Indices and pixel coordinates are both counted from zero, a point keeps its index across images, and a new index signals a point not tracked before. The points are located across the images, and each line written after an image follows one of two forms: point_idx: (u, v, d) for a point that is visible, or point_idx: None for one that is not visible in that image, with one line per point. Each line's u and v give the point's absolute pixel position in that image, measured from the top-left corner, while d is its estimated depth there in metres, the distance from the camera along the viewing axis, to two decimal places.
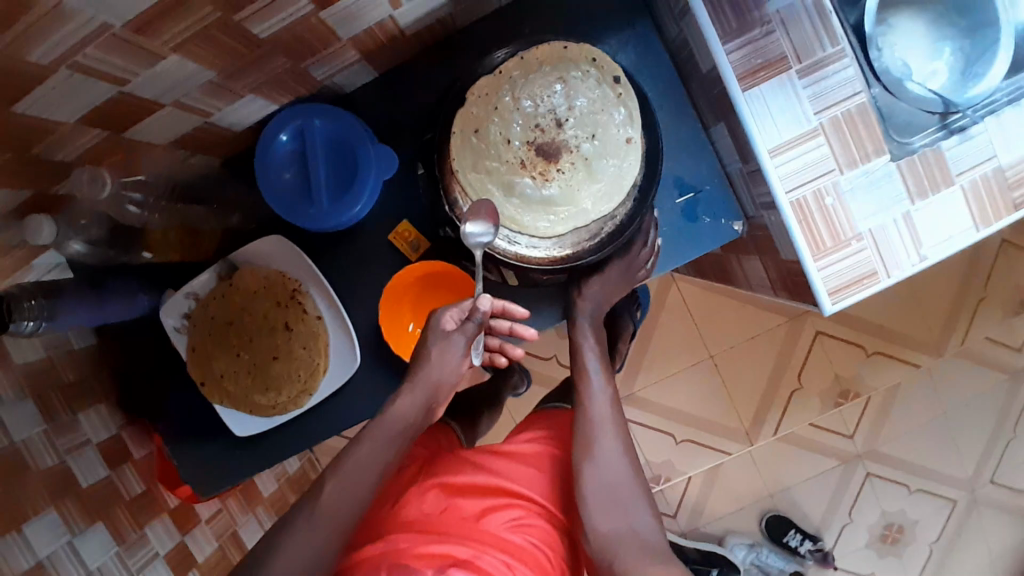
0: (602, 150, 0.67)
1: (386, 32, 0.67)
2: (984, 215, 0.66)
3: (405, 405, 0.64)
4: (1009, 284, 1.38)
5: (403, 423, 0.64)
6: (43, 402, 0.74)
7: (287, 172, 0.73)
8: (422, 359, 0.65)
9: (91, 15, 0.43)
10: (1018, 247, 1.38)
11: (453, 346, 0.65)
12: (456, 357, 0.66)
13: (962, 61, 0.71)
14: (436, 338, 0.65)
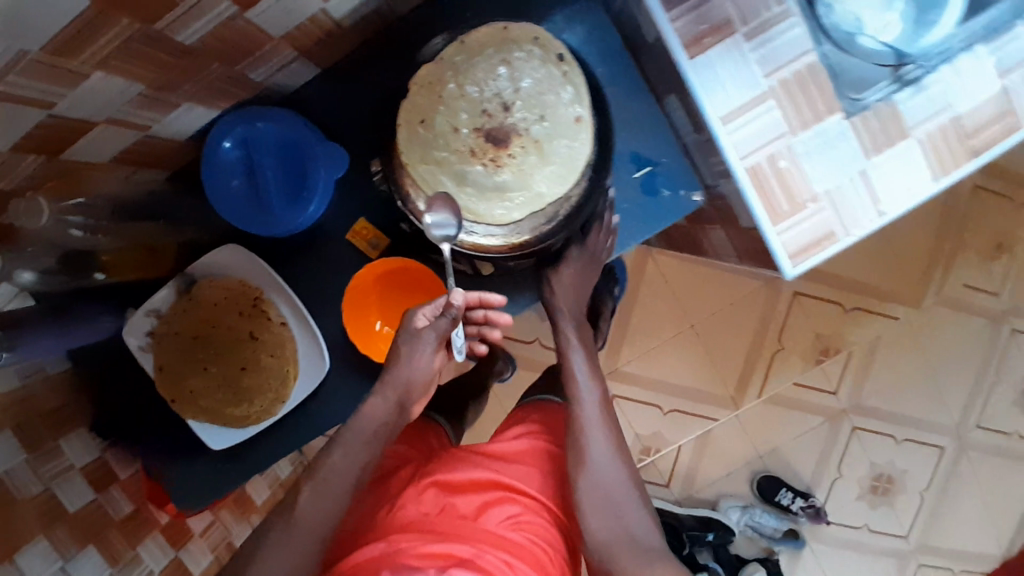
0: (553, 131, 0.66)
1: (321, 27, 0.64)
2: (942, 166, 0.65)
3: (376, 405, 0.64)
4: (982, 229, 1.39)
5: (376, 422, 0.64)
6: (25, 432, 0.73)
7: (235, 179, 0.71)
8: (394, 359, 0.64)
9: (1, 41, 0.41)
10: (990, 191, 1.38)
11: (424, 343, 0.63)
12: (429, 354, 0.63)
13: (917, 6, 0.67)
14: (408, 336, 0.63)
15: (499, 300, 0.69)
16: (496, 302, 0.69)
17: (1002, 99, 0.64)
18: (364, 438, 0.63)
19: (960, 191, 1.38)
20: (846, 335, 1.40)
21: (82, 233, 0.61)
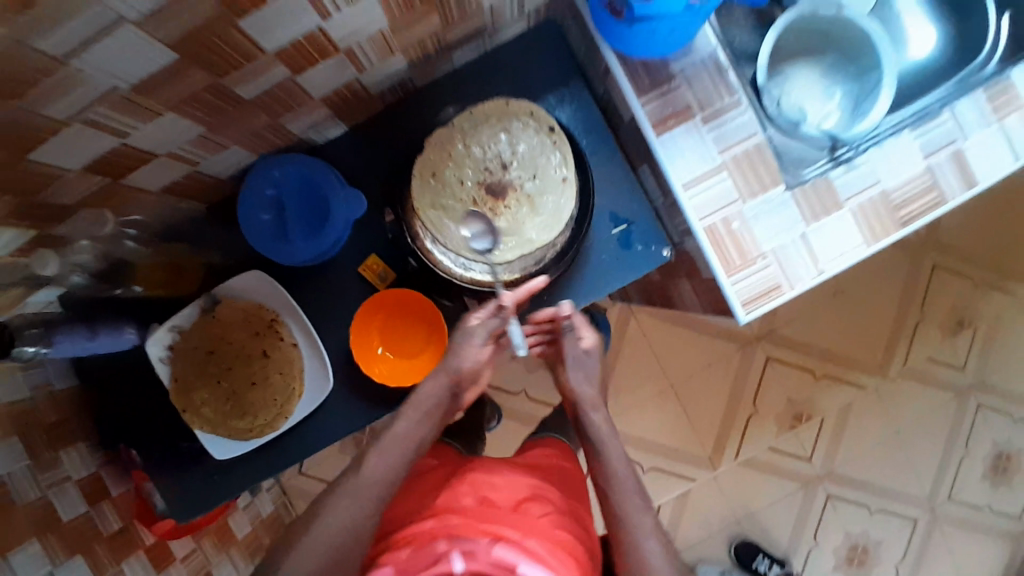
0: (543, 188, 0.78)
1: (353, 92, 0.78)
2: (874, 232, 0.77)
3: (431, 387, 0.75)
4: (945, 305, 1.48)
5: (432, 400, 0.75)
6: (27, 441, 0.79)
7: (265, 214, 0.81)
8: (450, 350, 0.76)
9: (101, 81, 0.52)
10: (952, 271, 1.47)
11: (474, 336, 0.75)
12: (478, 347, 0.75)
13: (851, 101, 0.83)
14: (463, 332, 0.75)
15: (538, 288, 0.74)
16: (540, 287, 0.74)
17: (924, 176, 0.77)
18: (422, 412, 0.75)
19: (921, 266, 1.47)
20: (818, 402, 1.47)
21: (134, 245, 0.74)
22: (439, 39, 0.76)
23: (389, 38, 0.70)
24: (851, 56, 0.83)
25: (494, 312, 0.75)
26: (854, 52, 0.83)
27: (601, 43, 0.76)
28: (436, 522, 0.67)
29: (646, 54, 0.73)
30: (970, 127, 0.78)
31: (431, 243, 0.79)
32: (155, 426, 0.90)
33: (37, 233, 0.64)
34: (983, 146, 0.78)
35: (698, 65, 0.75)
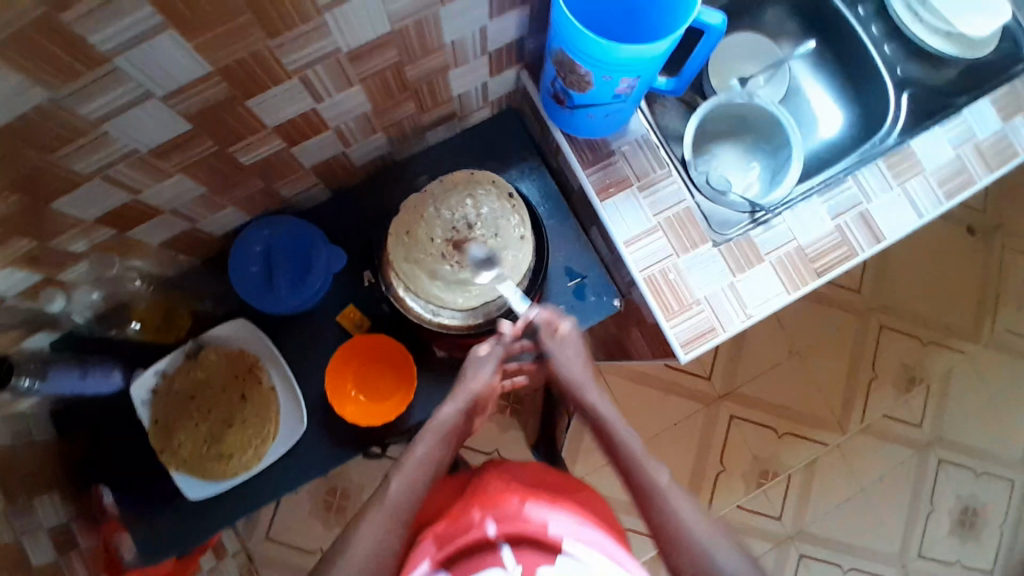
0: (503, 244, 0.88)
1: (339, 162, 0.89)
2: (793, 281, 0.88)
3: (446, 411, 0.75)
4: (895, 364, 1.56)
5: (446, 426, 0.74)
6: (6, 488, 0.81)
7: (254, 267, 0.90)
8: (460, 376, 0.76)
9: (123, 143, 0.63)
10: (898, 330, 1.57)
11: (486, 363, 0.76)
12: (491, 372, 0.76)
13: (769, 172, 0.98)
14: (472, 359, 0.77)
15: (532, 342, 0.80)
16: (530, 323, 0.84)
17: (836, 235, 0.90)
18: (437, 436, 0.73)
19: (869, 328, 1.57)
20: (782, 459, 1.52)
21: (140, 287, 0.85)
22: (415, 121, 0.89)
23: (371, 119, 0.83)
24: (763, 137, 0.99)
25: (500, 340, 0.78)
26: (765, 135, 0.98)
27: (552, 125, 0.90)
28: (464, 505, 0.67)
29: (590, 135, 0.86)
30: (872, 192, 0.91)
31: (403, 292, 0.87)
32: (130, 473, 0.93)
33: (45, 275, 0.72)
34: (884, 207, 0.91)
35: (635, 144, 0.89)
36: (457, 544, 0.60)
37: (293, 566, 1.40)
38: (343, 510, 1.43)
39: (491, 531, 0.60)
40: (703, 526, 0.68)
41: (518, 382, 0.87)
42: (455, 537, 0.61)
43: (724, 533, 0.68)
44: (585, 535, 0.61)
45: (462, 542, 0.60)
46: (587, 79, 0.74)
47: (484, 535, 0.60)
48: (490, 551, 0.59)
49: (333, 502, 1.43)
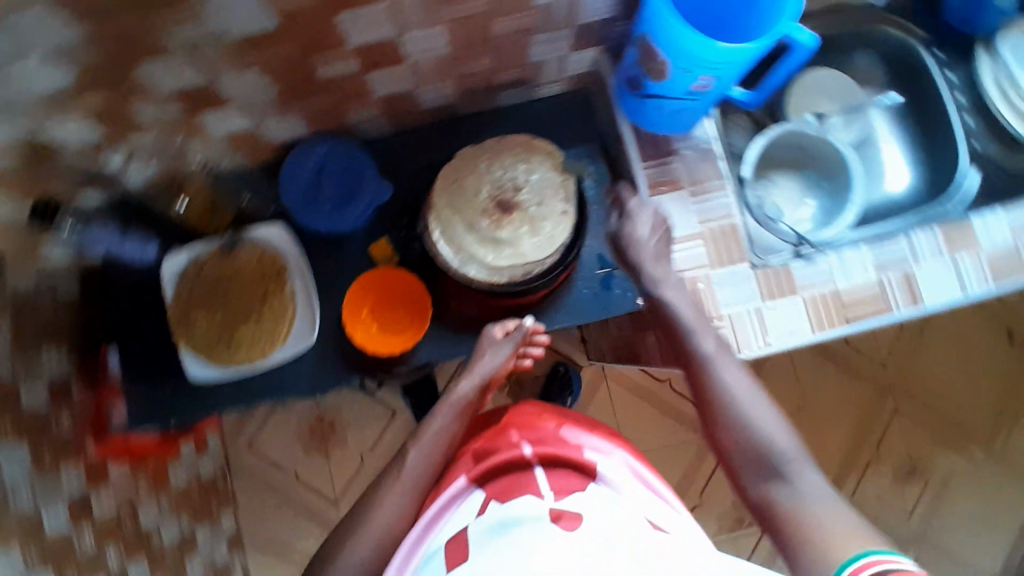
0: (544, 214, 0.88)
1: (407, 102, 0.90)
2: (821, 322, 0.87)
3: (464, 386, 0.84)
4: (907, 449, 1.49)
5: (461, 401, 0.84)
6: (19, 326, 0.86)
7: (305, 177, 0.91)
8: (476, 357, 0.86)
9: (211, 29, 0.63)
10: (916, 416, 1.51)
11: (498, 348, 0.86)
12: (505, 357, 0.86)
13: (822, 213, 0.97)
14: (488, 344, 0.86)
15: (540, 328, 0.89)
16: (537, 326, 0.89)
17: (875, 287, 0.88)
18: (455, 410, 0.83)
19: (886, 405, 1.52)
20: None
21: (200, 164, 0.88)
22: (489, 78, 0.89)
23: (447, 64, 0.83)
24: (825, 176, 0.98)
25: (512, 329, 0.87)
26: (827, 174, 0.98)
27: (619, 111, 0.89)
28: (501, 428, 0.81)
29: (656, 128, 0.87)
30: (922, 254, 0.90)
31: (436, 235, 0.88)
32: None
33: (108, 134, 0.75)
34: (930, 273, 0.89)
35: (698, 151, 0.88)
36: (498, 462, 0.74)
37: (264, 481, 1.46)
38: (325, 439, 1.48)
39: (528, 453, 0.73)
40: (748, 393, 0.75)
41: (526, 364, 0.92)
42: (496, 455, 0.75)
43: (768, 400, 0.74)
44: (609, 460, 0.73)
45: (502, 461, 0.74)
46: (664, 68, 0.74)
47: (521, 457, 0.73)
48: (526, 469, 0.72)
49: (318, 428, 1.48)
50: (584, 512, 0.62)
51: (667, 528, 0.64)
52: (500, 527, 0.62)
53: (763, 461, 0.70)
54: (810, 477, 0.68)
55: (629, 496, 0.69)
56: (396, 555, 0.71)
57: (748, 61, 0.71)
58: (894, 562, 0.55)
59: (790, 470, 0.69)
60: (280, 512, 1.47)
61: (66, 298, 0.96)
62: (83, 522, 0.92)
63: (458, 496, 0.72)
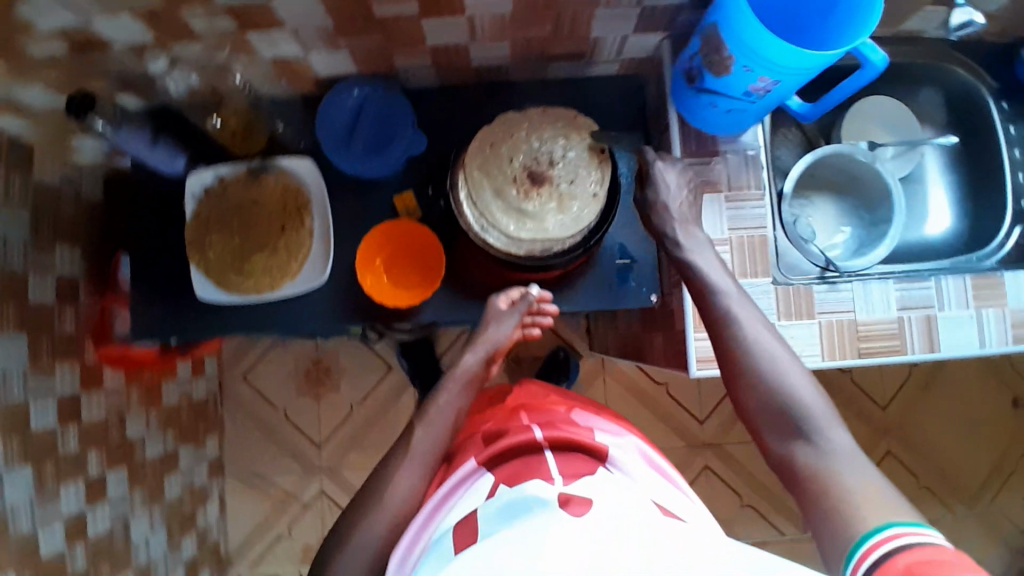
0: (574, 193, 0.87)
1: (458, 58, 0.88)
2: (832, 351, 0.85)
3: (470, 358, 0.86)
4: None
5: (467, 373, 0.85)
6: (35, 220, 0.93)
7: (342, 117, 0.91)
8: (482, 326, 0.88)
9: None
10: (907, 464, 1.47)
11: (504, 318, 0.88)
12: (510, 325, 0.88)
13: (856, 242, 0.95)
14: (493, 314, 0.88)
15: (548, 294, 0.89)
16: (546, 295, 0.90)
17: (894, 325, 0.87)
18: (461, 384, 0.84)
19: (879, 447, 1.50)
20: (734, 528, 1.48)
21: (239, 86, 0.85)
22: (545, 46, 0.86)
23: (507, 25, 0.79)
24: (866, 206, 0.96)
25: (518, 299, 0.88)
26: (868, 204, 0.96)
27: (669, 102, 0.87)
28: (512, 411, 0.86)
29: (701, 125, 0.85)
30: (949, 301, 0.87)
31: (462, 195, 0.87)
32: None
33: (157, 38, 0.73)
34: (951, 321, 0.88)
35: (741, 156, 0.86)
36: (509, 443, 0.74)
37: (253, 411, 1.49)
38: (318, 383, 1.49)
39: (538, 436, 0.75)
40: (776, 354, 0.73)
41: (535, 333, 0.92)
42: (507, 437, 0.76)
43: (798, 362, 0.73)
44: (622, 445, 0.78)
45: (513, 442, 0.74)
46: (728, 62, 0.72)
47: (532, 440, 0.74)
48: (536, 452, 0.73)
49: (313, 372, 1.49)
50: (594, 498, 0.62)
51: (681, 513, 0.67)
52: (508, 509, 0.63)
53: (789, 422, 0.70)
54: (837, 437, 0.68)
55: (643, 482, 0.71)
56: (404, 537, 0.72)
57: (816, 69, 0.69)
58: (918, 535, 0.56)
59: (816, 431, 0.69)
60: (263, 445, 1.49)
61: (90, 199, 1.04)
62: (68, 421, 0.96)
63: (468, 478, 0.74)
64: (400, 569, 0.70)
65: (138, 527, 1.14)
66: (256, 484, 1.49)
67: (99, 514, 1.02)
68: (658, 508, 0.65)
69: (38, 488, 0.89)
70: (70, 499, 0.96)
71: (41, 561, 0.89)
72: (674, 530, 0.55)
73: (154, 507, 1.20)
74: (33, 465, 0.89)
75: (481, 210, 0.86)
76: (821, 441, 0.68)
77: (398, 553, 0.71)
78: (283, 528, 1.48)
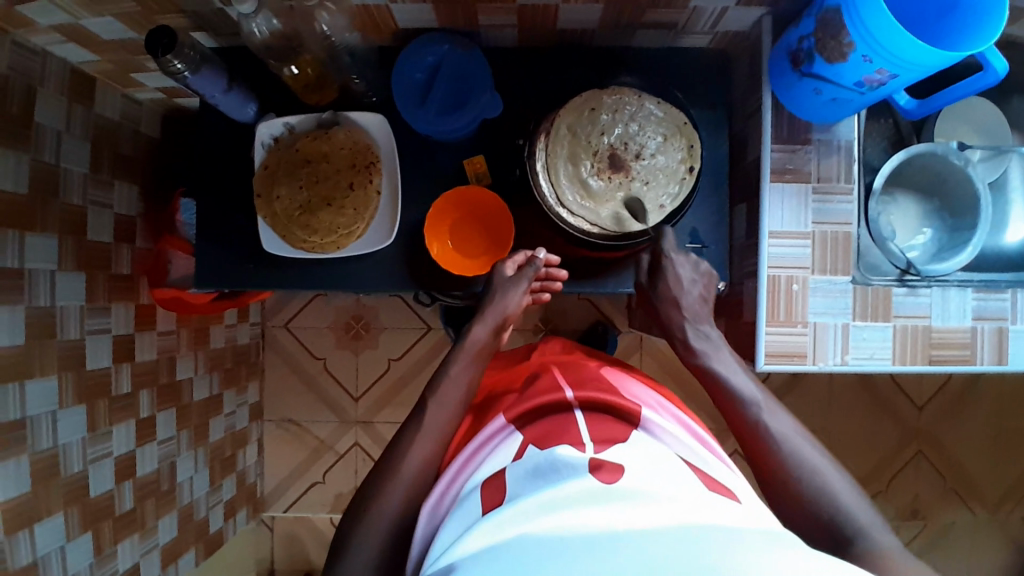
0: (651, 184, 0.84)
1: (544, 18, 0.83)
2: (904, 356, 0.84)
3: (478, 330, 0.86)
4: (911, 489, 1.47)
5: (475, 344, 0.85)
6: (94, 158, 0.98)
7: (418, 74, 0.87)
8: (490, 297, 0.87)
9: None
10: (931, 463, 1.47)
11: (517, 287, 0.87)
12: (519, 292, 0.87)
13: (935, 246, 0.91)
14: (500, 282, 0.87)
15: (555, 259, 0.90)
16: (553, 260, 0.90)
17: (968, 334, 0.85)
18: (470, 356, 0.84)
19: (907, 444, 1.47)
20: None
21: (323, 34, 0.80)
22: (638, 13, 0.81)
23: None
24: (950, 209, 0.92)
25: (523, 264, 0.88)
26: (952, 207, 0.91)
27: (764, 83, 0.82)
28: (542, 366, 0.85)
29: (797, 113, 0.80)
30: None
31: (540, 164, 0.85)
32: (212, 203, 0.93)
33: None
34: None
35: (832, 147, 0.82)
36: (542, 402, 0.72)
37: (289, 357, 1.52)
38: (357, 337, 1.50)
39: (569, 396, 0.72)
40: (813, 460, 0.71)
41: (545, 297, 0.92)
42: (538, 398, 0.73)
43: (837, 467, 0.71)
44: (656, 412, 0.73)
45: (544, 403, 0.72)
46: (845, 49, 0.67)
47: (563, 400, 0.71)
48: (567, 412, 0.70)
49: (352, 326, 1.50)
50: (627, 465, 0.59)
51: (732, 489, 0.62)
52: (538, 474, 0.60)
53: (835, 528, 0.66)
54: (885, 538, 0.64)
55: (682, 446, 0.68)
56: (432, 492, 0.70)
57: (939, 65, 0.64)
58: None
59: (864, 535, 0.65)
60: (297, 391, 1.52)
61: (146, 137, 1.11)
62: (122, 359, 1.05)
63: (497, 435, 0.71)
64: (429, 527, 0.67)
65: (183, 466, 1.22)
66: (291, 429, 1.53)
67: (146, 455, 1.11)
68: (696, 475, 0.61)
69: (91, 430, 0.97)
70: (121, 438, 1.04)
71: (89, 498, 0.97)
72: (709, 509, 0.53)
73: (197, 448, 1.27)
74: (87, 403, 0.97)
75: (552, 176, 0.84)
76: (868, 542, 0.64)
77: (427, 510, 0.69)
78: (317, 474, 1.52)
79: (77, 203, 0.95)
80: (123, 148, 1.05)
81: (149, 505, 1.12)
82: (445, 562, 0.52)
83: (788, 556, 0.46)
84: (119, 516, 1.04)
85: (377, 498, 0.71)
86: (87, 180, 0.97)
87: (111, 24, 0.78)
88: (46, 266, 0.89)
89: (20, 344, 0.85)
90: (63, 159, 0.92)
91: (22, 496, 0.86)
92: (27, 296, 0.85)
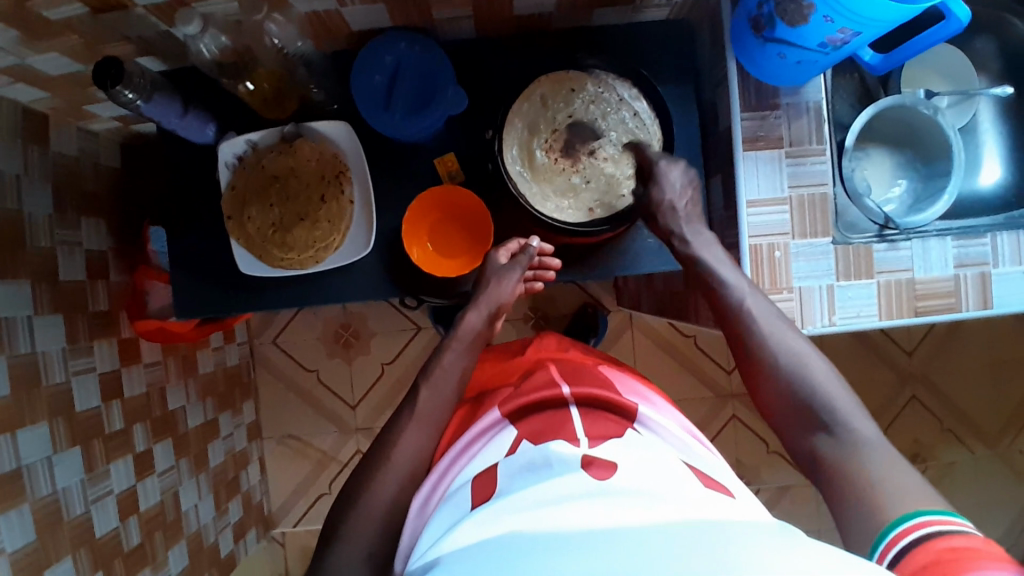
0: (602, 175, 0.87)
1: (499, 7, 0.81)
2: (890, 311, 0.85)
3: (472, 318, 0.85)
4: (908, 433, 1.50)
5: (470, 331, 0.85)
6: (57, 198, 0.96)
7: (377, 76, 0.85)
8: (483, 286, 0.87)
9: None
10: (925, 406, 1.50)
11: (510, 275, 0.87)
12: (513, 279, 0.87)
13: (911, 197, 0.91)
14: (493, 271, 0.87)
15: (548, 248, 0.90)
16: (545, 250, 0.90)
17: (951, 282, 0.85)
18: (465, 343, 0.84)
19: (902, 391, 1.49)
20: (760, 473, 1.50)
21: (275, 48, 0.78)
22: None
23: None
24: (923, 159, 0.92)
25: (517, 253, 0.88)
26: (926, 157, 0.91)
27: (728, 50, 0.81)
28: (535, 361, 0.84)
29: (763, 78, 0.79)
30: (1006, 258, 0.86)
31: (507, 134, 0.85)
32: (184, 230, 0.91)
33: None
34: (1008, 278, 0.86)
35: (802, 109, 0.82)
36: (536, 398, 0.72)
37: (283, 372, 1.50)
38: (348, 345, 1.49)
39: (564, 391, 0.72)
40: (796, 348, 0.76)
41: (537, 287, 0.92)
42: (533, 392, 0.73)
43: (818, 353, 0.76)
44: (654, 410, 0.73)
45: (538, 398, 0.71)
46: (806, 11, 0.67)
47: (558, 396, 0.71)
48: (561, 408, 0.70)
49: (342, 334, 1.49)
50: (618, 461, 0.59)
51: (729, 487, 0.63)
52: (530, 470, 0.60)
53: (810, 416, 0.72)
54: (863, 428, 0.70)
55: (674, 444, 0.68)
56: (425, 484, 0.71)
57: (899, 18, 0.64)
58: (950, 523, 0.54)
59: (839, 424, 0.70)
60: (294, 406, 1.51)
61: (106, 169, 1.08)
62: (111, 397, 1.03)
63: (491, 430, 0.71)
64: (420, 517, 0.69)
65: (186, 494, 1.21)
66: (294, 444, 1.52)
67: (148, 488, 1.10)
68: (696, 474, 0.62)
69: (89, 471, 0.96)
70: (120, 475, 1.03)
71: (97, 539, 0.96)
72: (707, 507, 0.53)
73: (199, 475, 1.25)
74: (82, 444, 0.95)
75: (519, 147, 0.86)
76: (845, 431, 0.70)
77: (419, 500, 0.70)
78: (323, 485, 1.52)
79: (45, 245, 0.92)
80: (84, 184, 1.03)
81: (158, 539, 1.11)
82: (433, 555, 0.54)
83: (784, 549, 0.46)
84: (129, 553, 1.03)
85: (385, 512, 0.71)
86: (53, 221, 0.94)
87: (57, 59, 0.76)
88: (23, 313, 0.87)
89: (7, 396, 0.83)
90: (25, 202, 0.89)
91: (29, 546, 0.85)
92: (7, 346, 0.83)
